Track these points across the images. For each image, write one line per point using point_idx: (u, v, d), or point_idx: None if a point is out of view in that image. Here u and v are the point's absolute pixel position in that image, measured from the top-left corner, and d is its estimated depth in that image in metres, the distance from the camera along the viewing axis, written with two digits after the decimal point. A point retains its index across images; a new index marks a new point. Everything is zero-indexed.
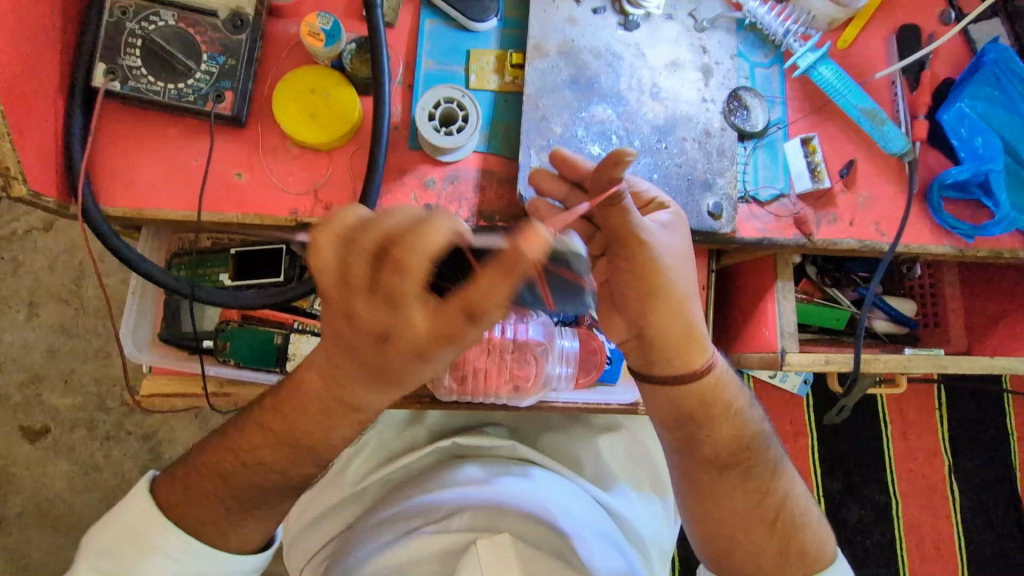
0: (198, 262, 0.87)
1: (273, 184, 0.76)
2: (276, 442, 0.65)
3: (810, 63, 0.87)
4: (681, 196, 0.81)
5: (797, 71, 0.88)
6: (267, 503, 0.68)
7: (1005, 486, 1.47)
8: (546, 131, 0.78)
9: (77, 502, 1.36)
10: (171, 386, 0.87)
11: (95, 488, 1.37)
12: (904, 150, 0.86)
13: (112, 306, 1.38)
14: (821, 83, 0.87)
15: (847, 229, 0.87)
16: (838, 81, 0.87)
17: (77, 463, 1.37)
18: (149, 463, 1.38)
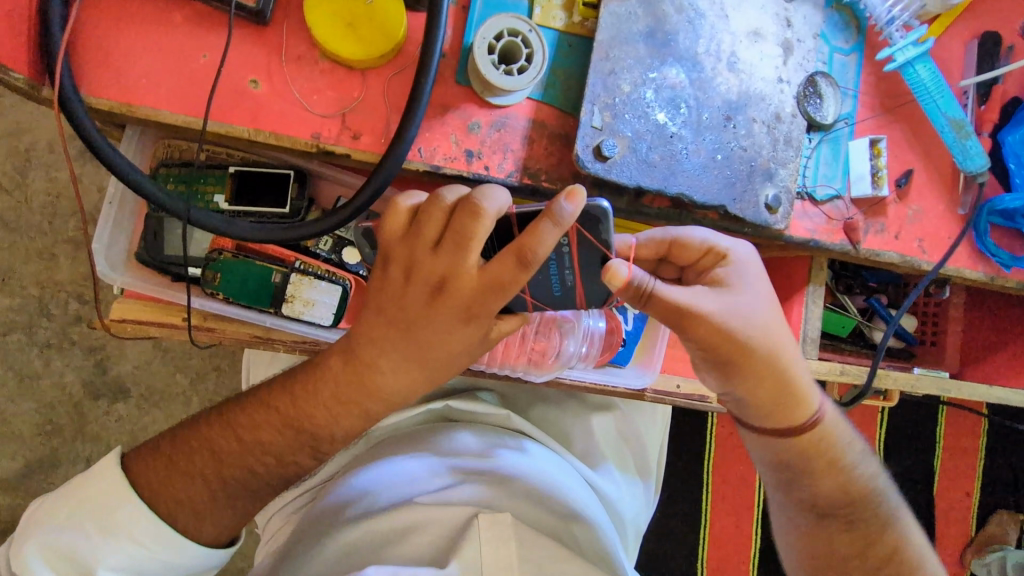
0: (190, 177, 0.75)
1: (294, 100, 0.65)
2: (279, 426, 0.63)
3: (908, 58, 0.79)
4: (740, 183, 0.75)
5: (890, 65, 0.81)
6: (255, 490, 0.65)
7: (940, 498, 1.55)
8: (613, 88, 0.69)
9: (10, 409, 1.25)
10: (145, 313, 0.77)
11: (31, 398, 1.25)
12: (981, 169, 0.82)
13: (63, 203, 1.23)
14: (913, 82, 0.81)
15: (892, 242, 0.84)
16: (933, 83, 0.81)
17: (12, 369, 1.24)
18: (95, 378, 1.27)
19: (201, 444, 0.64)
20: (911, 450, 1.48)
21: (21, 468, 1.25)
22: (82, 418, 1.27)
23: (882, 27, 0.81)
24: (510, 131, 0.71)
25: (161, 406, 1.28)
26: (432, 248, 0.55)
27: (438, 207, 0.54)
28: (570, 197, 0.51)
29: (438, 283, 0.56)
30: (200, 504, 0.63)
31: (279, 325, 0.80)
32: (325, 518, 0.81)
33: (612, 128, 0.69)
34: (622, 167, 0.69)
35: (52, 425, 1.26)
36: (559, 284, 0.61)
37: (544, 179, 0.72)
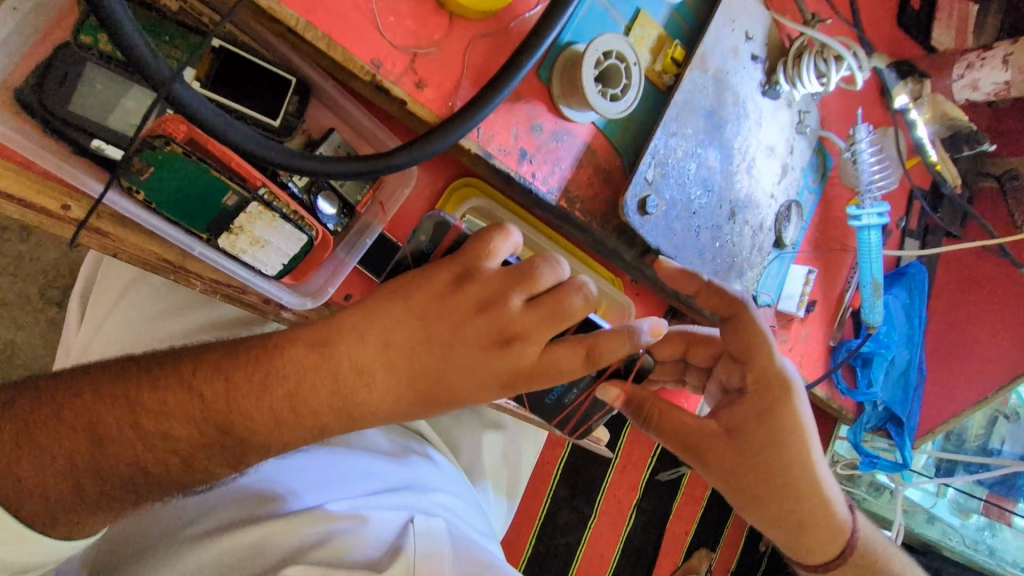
0: (149, 24, 0.55)
1: (366, 10, 0.52)
2: (197, 420, 0.51)
3: (869, 224, 0.96)
4: (723, 273, 0.82)
5: (853, 221, 0.97)
6: (141, 487, 0.52)
7: None
8: (669, 148, 0.70)
9: None
10: (6, 180, 0.54)
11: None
12: (874, 322, 1.01)
13: None
14: (863, 242, 0.98)
15: (787, 352, 1.00)
16: (874, 248, 0.98)
17: None
18: None
19: (82, 417, 0.50)
20: None
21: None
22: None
23: (862, 188, 0.96)
24: (564, 147, 0.67)
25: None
26: (520, 304, 0.51)
27: (549, 272, 0.52)
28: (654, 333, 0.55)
29: (506, 338, 0.50)
30: (59, 494, 0.50)
31: (207, 258, 0.62)
32: (201, 524, 0.63)
33: (658, 186, 0.70)
34: (654, 226, 0.70)
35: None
36: (555, 398, 0.67)
37: (577, 207, 0.69)
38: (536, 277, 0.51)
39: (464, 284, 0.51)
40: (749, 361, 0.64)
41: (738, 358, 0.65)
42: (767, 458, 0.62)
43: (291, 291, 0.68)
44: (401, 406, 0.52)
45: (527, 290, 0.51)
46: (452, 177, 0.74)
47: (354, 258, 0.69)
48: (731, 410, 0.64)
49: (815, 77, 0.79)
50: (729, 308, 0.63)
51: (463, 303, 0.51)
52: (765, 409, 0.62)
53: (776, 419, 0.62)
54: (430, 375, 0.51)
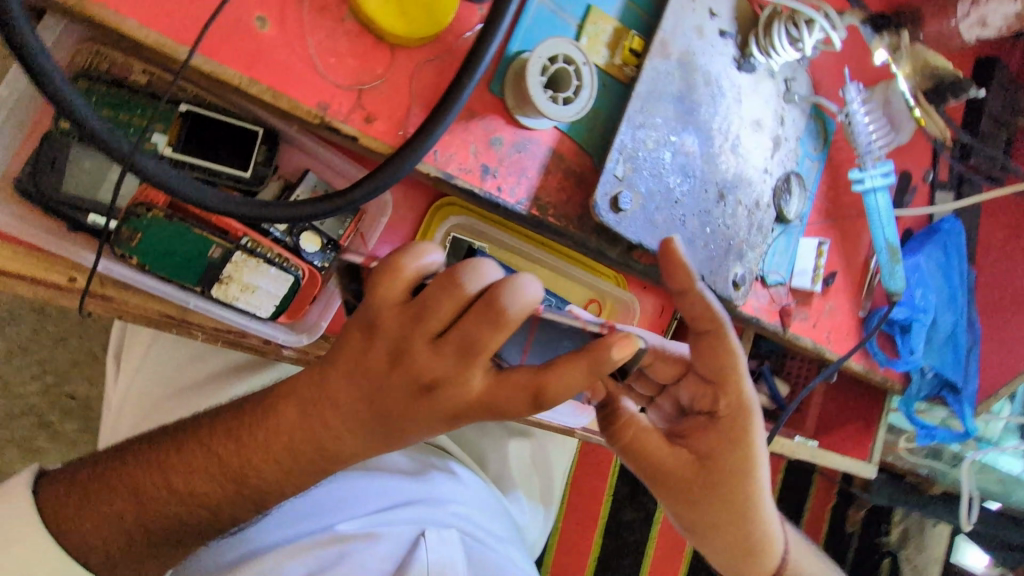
0: (118, 99, 0.59)
1: (306, 57, 0.54)
2: (219, 476, 0.53)
3: (874, 186, 0.89)
4: (718, 258, 0.79)
5: (859, 188, 0.91)
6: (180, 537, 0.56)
7: None
8: (638, 141, 0.69)
9: None
10: (18, 263, 0.59)
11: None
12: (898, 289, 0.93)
13: None
14: (870, 207, 0.92)
15: (811, 329, 0.96)
16: (884, 213, 0.91)
17: None
18: None
19: (120, 479, 0.54)
20: None
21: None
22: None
23: (861, 152, 0.90)
24: (529, 156, 0.67)
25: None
26: (431, 337, 0.47)
27: (459, 296, 0.46)
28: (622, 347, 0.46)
29: (426, 385, 0.47)
30: (112, 553, 0.54)
31: (205, 309, 0.67)
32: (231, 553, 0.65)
33: (631, 180, 0.68)
34: (631, 221, 0.69)
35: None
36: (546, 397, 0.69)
37: (550, 213, 0.69)
38: (439, 309, 0.46)
39: (382, 324, 0.47)
40: (723, 386, 0.59)
41: (712, 380, 0.59)
42: (731, 489, 0.59)
43: (287, 328, 0.72)
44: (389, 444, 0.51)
45: (434, 323, 0.46)
46: (431, 199, 0.79)
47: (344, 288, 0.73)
48: (699, 436, 0.60)
49: (788, 44, 0.75)
50: (710, 324, 0.57)
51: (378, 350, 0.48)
52: (729, 441, 0.59)
53: (740, 445, 0.59)
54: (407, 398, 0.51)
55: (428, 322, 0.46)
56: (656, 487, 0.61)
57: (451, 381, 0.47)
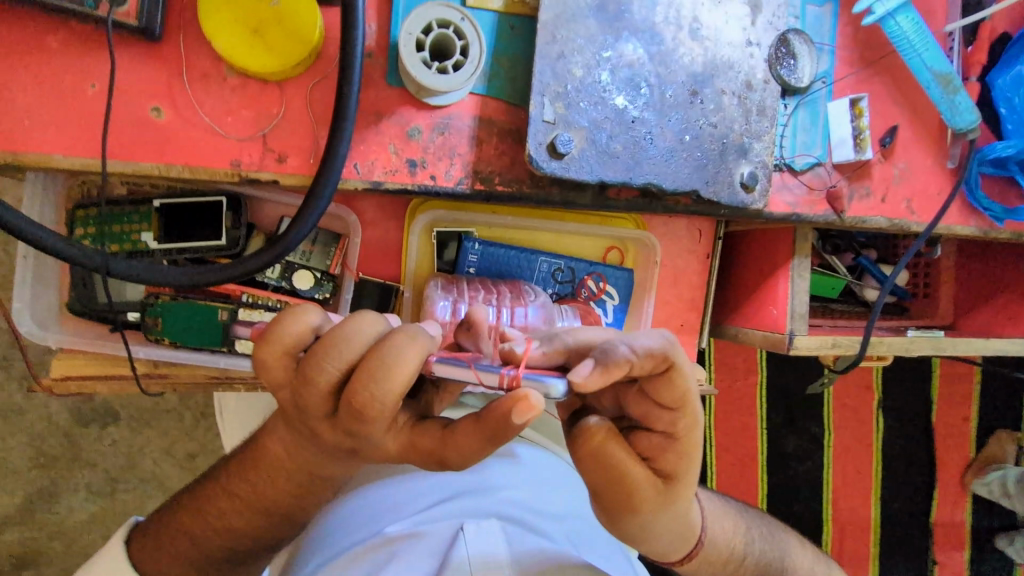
0: (110, 215, 0.69)
1: (205, 125, 0.57)
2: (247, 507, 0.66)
3: (887, 10, 0.73)
4: (712, 164, 0.69)
5: (867, 20, 0.75)
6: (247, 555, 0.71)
7: (946, 452, 1.51)
8: (563, 74, 0.62)
9: (7, 441, 1.19)
10: (90, 367, 0.72)
11: (20, 433, 1.20)
12: (973, 125, 0.75)
13: None
14: (895, 36, 0.75)
15: (879, 205, 0.79)
16: (917, 35, 0.74)
17: None
18: (83, 405, 1.22)
19: (184, 522, 0.70)
20: (906, 402, 1.48)
21: (21, 502, 1.22)
22: (75, 448, 1.22)
23: None
24: (455, 133, 0.64)
25: (153, 426, 1.25)
26: (330, 424, 0.52)
27: (327, 370, 0.49)
28: (521, 414, 0.46)
29: (351, 449, 0.55)
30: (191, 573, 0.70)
31: (234, 365, 0.74)
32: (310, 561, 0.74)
33: (566, 119, 0.62)
34: (581, 161, 0.63)
35: (46, 456, 1.21)
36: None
37: (497, 182, 0.65)
38: (314, 389, 0.50)
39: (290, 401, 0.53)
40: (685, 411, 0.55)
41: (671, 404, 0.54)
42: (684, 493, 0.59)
43: None
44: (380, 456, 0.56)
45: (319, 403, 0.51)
46: (404, 205, 0.80)
47: (346, 310, 0.78)
48: (661, 458, 0.57)
49: None
50: (664, 364, 0.51)
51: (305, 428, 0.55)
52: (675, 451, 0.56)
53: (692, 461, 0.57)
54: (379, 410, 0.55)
55: (313, 402, 0.51)
56: (620, 509, 0.57)
57: (367, 449, 0.54)
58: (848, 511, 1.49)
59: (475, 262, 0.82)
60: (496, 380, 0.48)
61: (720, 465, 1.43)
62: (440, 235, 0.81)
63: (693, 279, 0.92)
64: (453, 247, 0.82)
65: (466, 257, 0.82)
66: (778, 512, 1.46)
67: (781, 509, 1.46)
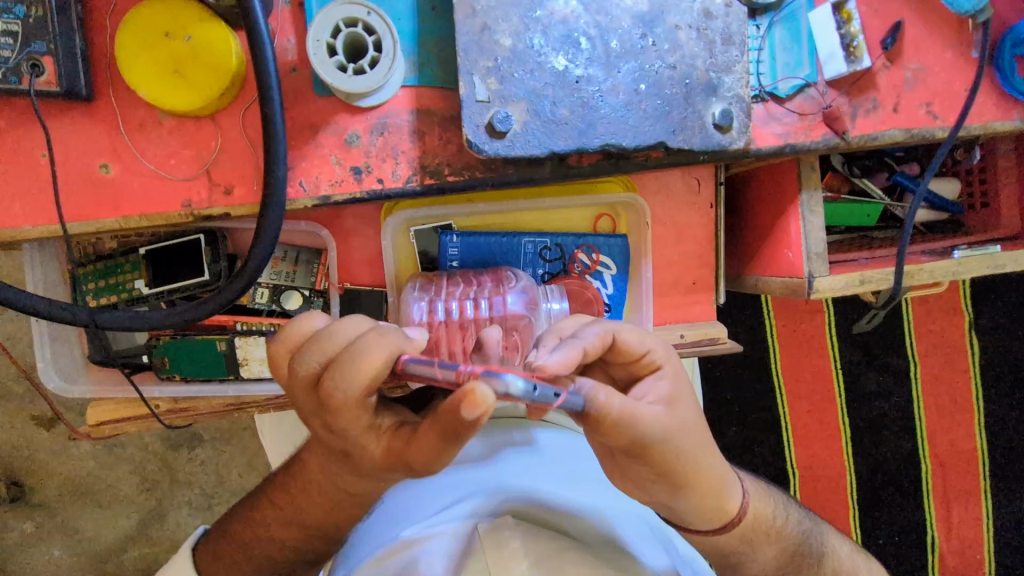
0: (106, 270, 0.74)
1: (151, 173, 0.59)
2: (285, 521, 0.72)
3: None
4: (677, 109, 0.62)
5: None
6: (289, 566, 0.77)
7: None
8: (491, 46, 0.58)
9: (110, 475, 1.33)
10: (120, 411, 0.78)
11: (123, 462, 1.33)
12: (979, 7, 0.66)
13: None
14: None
15: (891, 117, 0.69)
16: None
17: (98, 444, 1.32)
18: (167, 434, 1.33)
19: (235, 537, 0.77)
20: (992, 319, 1.32)
21: (136, 524, 1.35)
22: (170, 469, 1.34)
23: None
24: (395, 131, 0.62)
25: (234, 442, 1.34)
26: (319, 420, 0.53)
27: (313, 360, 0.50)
28: (468, 406, 0.42)
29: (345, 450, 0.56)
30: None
31: (244, 391, 0.78)
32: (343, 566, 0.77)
33: (502, 95, 0.59)
34: (526, 136, 0.59)
35: (149, 480, 1.34)
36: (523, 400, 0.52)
37: (447, 173, 0.63)
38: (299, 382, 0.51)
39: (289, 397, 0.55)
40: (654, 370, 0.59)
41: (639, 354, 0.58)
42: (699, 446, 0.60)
43: None
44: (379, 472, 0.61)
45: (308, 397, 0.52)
46: (378, 209, 0.79)
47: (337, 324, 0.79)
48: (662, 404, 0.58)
49: None
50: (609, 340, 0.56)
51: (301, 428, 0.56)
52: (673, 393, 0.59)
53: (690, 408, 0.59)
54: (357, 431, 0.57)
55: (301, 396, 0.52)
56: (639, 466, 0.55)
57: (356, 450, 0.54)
58: (947, 446, 1.36)
59: (457, 254, 0.80)
60: (451, 375, 0.45)
61: (795, 416, 1.32)
62: (417, 233, 0.80)
63: (700, 232, 0.86)
64: (431, 243, 0.80)
65: (446, 251, 0.80)
66: (863, 457, 1.36)
67: (867, 453, 1.36)
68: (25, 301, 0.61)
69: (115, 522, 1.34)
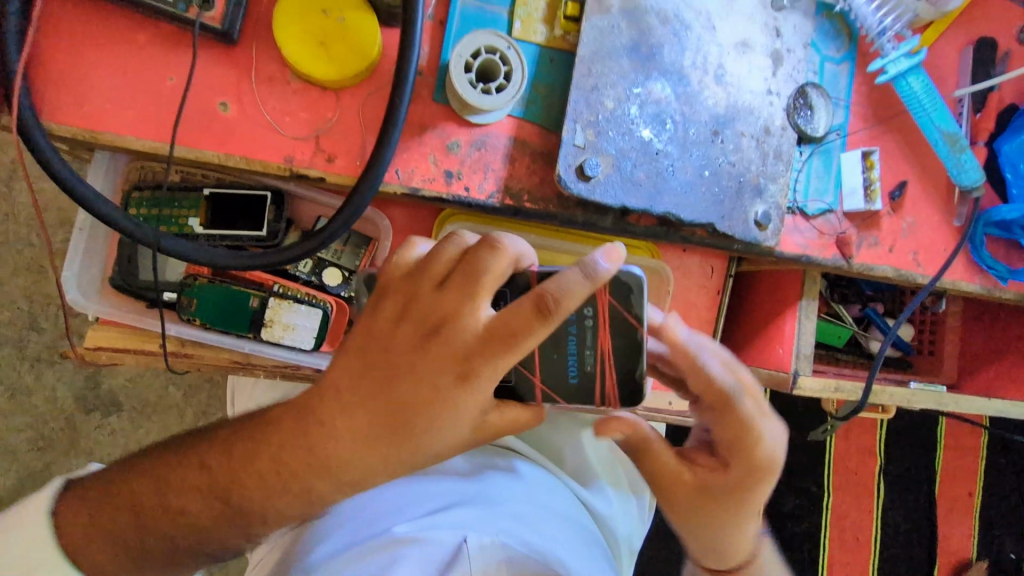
0: (163, 199, 0.73)
1: (265, 122, 0.63)
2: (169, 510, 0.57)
3: (901, 70, 0.77)
4: (729, 199, 0.72)
5: (881, 78, 0.79)
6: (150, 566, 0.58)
7: (949, 516, 1.49)
8: (596, 105, 0.68)
9: (9, 420, 1.17)
10: (121, 340, 0.76)
11: (28, 410, 1.17)
12: (976, 184, 0.80)
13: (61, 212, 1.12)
14: (906, 95, 0.80)
15: (886, 255, 0.82)
16: (926, 95, 0.79)
17: (7, 382, 1.16)
18: (90, 391, 1.19)
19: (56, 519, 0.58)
20: (910, 460, 1.47)
21: (15, 484, 1.17)
22: (74, 433, 1.18)
23: (872, 38, 0.81)
24: (490, 150, 0.69)
25: (158, 418, 1.21)
26: (434, 294, 0.54)
27: (454, 245, 0.55)
28: (607, 254, 0.52)
29: (432, 332, 0.53)
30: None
31: (258, 351, 0.78)
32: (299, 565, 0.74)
33: (596, 146, 0.67)
34: (606, 186, 0.68)
35: (49, 438, 1.18)
36: (577, 368, 0.58)
37: (526, 199, 0.70)
38: (435, 259, 0.54)
39: (401, 281, 0.56)
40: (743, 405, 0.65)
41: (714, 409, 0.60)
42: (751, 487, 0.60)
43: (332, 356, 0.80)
44: (373, 445, 0.54)
45: (438, 271, 0.54)
46: (434, 213, 0.82)
47: None
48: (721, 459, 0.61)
49: None
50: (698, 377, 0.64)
51: (401, 332, 0.54)
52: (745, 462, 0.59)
53: (756, 445, 0.59)
54: (387, 387, 0.54)
55: (433, 273, 0.54)
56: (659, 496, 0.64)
57: (452, 328, 0.53)
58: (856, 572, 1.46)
59: None
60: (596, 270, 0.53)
61: None
62: None
63: (701, 313, 0.93)
64: None
65: None
66: None
67: None
68: (91, 200, 0.57)
69: None
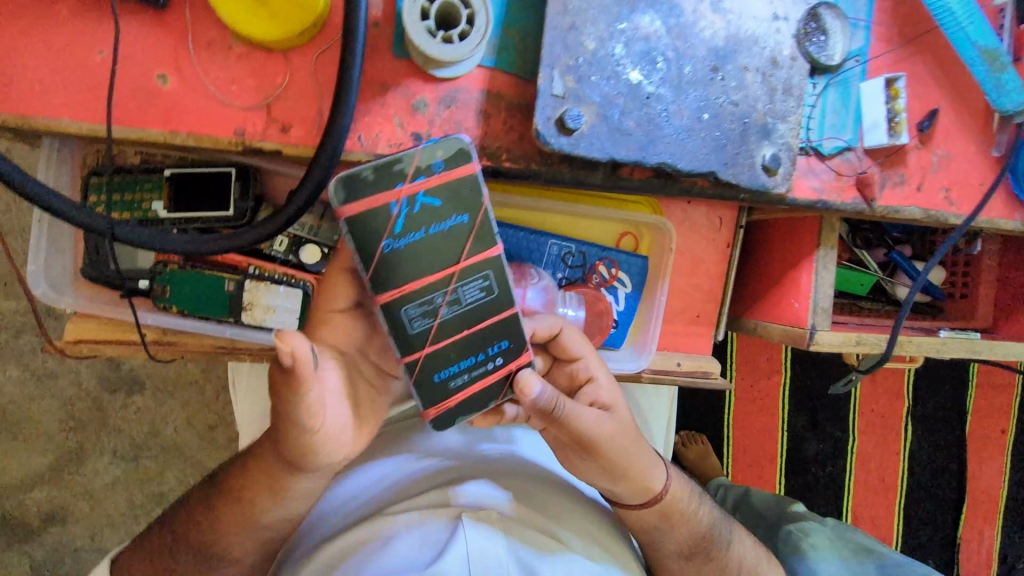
0: (125, 184, 0.70)
1: (208, 93, 0.57)
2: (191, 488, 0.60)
3: None
4: (732, 144, 0.64)
5: None
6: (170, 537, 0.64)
7: (981, 461, 1.43)
8: (575, 46, 0.60)
9: (34, 406, 1.18)
10: (101, 333, 0.75)
11: (52, 395, 1.18)
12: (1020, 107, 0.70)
13: None
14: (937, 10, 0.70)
15: (914, 196, 0.73)
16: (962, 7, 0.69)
17: (28, 369, 1.17)
18: (109, 374, 1.20)
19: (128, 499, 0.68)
20: (942, 406, 1.41)
21: (51, 465, 1.20)
22: (102, 415, 1.20)
23: None
24: (462, 106, 0.63)
25: (177, 397, 1.22)
26: None
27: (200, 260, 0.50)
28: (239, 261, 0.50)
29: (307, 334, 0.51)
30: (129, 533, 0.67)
31: (241, 335, 0.76)
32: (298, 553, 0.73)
33: (577, 94, 0.60)
34: (591, 139, 0.61)
35: (75, 421, 1.19)
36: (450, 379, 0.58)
37: (504, 158, 0.63)
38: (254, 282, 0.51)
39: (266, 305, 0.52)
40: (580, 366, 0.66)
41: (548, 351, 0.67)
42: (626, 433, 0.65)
43: None
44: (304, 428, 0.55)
45: None
46: None
47: None
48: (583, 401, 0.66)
49: None
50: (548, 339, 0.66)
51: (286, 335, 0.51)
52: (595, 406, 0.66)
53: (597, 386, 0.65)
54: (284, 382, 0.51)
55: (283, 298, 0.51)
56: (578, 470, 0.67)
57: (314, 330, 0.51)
58: (884, 519, 1.42)
59: None
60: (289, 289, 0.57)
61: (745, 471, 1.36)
62: None
63: (711, 269, 0.86)
64: None
65: None
66: None
67: None
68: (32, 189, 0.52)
69: (29, 458, 1.19)
